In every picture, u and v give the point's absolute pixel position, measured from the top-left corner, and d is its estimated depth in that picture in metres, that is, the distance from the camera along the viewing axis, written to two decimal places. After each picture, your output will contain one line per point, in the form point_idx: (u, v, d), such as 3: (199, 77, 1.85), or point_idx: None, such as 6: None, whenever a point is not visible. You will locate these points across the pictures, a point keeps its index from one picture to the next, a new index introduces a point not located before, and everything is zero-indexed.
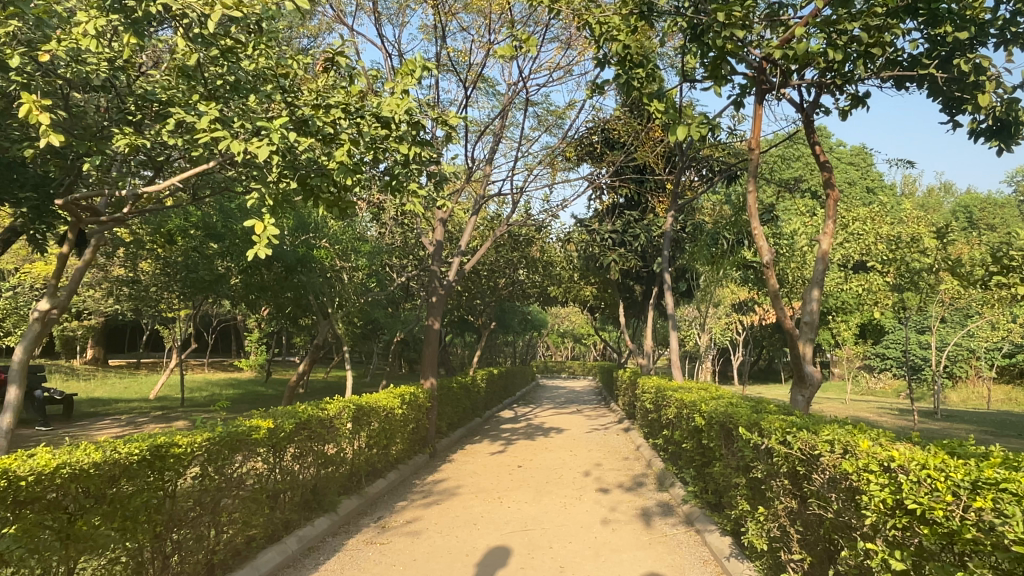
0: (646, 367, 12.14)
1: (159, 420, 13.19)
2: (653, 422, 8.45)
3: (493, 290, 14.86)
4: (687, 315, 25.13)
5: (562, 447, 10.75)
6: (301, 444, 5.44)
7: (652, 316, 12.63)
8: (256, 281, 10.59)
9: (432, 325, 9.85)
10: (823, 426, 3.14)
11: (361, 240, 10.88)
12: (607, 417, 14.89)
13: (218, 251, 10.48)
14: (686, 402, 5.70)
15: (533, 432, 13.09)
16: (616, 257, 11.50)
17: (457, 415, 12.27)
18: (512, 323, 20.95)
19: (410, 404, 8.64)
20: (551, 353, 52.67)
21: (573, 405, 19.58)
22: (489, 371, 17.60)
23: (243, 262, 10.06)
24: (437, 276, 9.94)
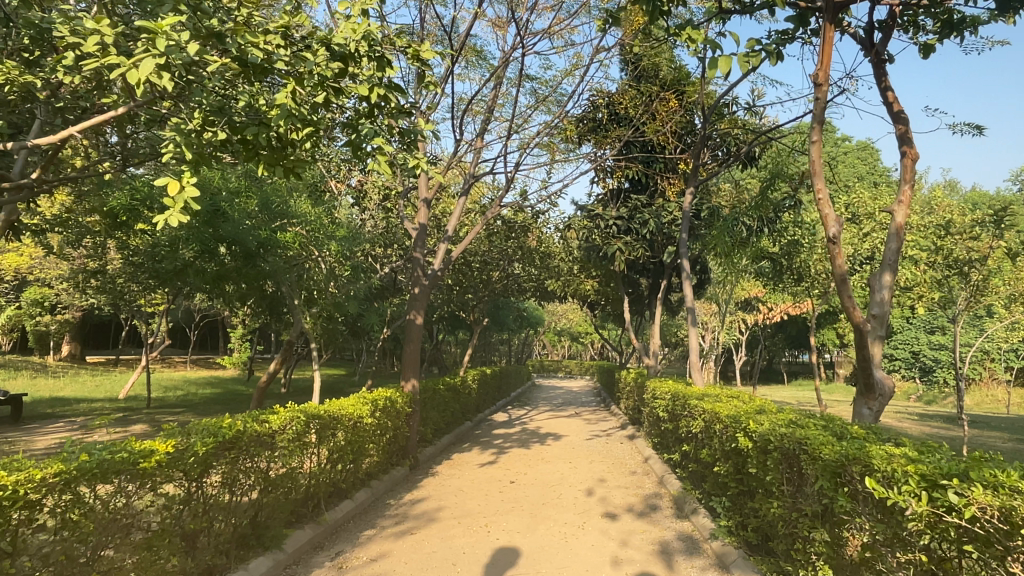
0: (654, 367, 11.01)
1: (116, 424, 11.99)
2: (667, 434, 7.31)
3: (486, 283, 13.71)
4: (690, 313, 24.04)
5: (561, 457, 9.61)
6: (229, 466, 4.26)
7: (661, 312, 11.49)
8: (218, 268, 9.44)
9: (414, 319, 8.67)
10: (1003, 484, 2.12)
11: (336, 224, 9.72)
12: (608, 421, 13.74)
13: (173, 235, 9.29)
14: (719, 417, 4.52)
15: (528, 438, 11.93)
16: (621, 245, 10.38)
17: (443, 420, 11.10)
18: (506, 319, 19.82)
19: (385, 409, 7.49)
20: (548, 352, 51.67)
21: (572, 407, 18.46)
22: (482, 371, 16.45)
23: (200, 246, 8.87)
24: (420, 265, 8.75)
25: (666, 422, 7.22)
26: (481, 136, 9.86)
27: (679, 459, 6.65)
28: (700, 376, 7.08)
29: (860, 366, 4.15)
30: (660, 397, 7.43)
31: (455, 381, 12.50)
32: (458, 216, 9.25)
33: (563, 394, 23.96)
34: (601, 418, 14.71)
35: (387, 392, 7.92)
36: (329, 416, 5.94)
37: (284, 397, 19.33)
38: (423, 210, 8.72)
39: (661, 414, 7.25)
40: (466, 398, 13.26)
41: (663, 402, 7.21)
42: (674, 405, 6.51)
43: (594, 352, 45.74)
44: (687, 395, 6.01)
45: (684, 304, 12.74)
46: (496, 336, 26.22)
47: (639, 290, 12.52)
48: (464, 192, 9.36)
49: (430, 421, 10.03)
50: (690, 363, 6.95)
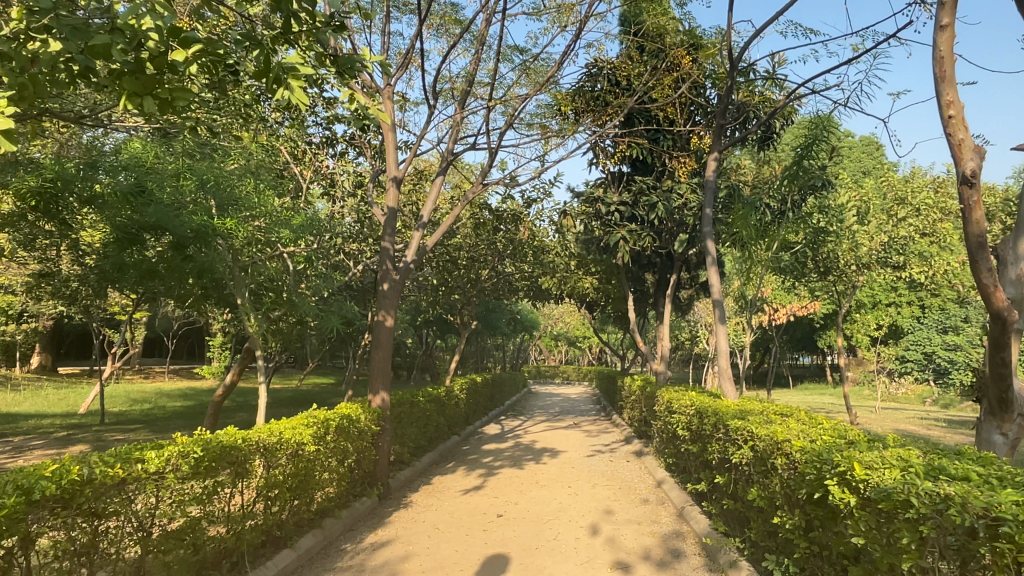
0: (663, 374, 9.67)
1: (55, 445, 10.57)
2: (688, 457, 5.96)
3: (474, 283, 12.37)
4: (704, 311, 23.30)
5: (558, 480, 8.25)
6: (76, 528, 2.95)
7: (670, 309, 10.13)
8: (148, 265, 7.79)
9: (383, 321, 7.31)
10: None
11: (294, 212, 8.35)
12: (611, 434, 12.37)
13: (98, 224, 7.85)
14: (784, 446, 3.18)
15: (521, 455, 10.59)
16: (626, 232, 9.00)
17: (424, 436, 9.74)
18: (499, 323, 18.47)
19: (342, 429, 6.14)
20: (544, 357, 50.41)
21: (570, 416, 17.14)
22: (472, 379, 15.08)
23: (121, 233, 7.26)
24: (390, 256, 7.36)
25: (686, 442, 5.89)
26: (461, 113, 8.55)
27: (706, 490, 5.31)
28: (730, 388, 5.70)
29: (995, 375, 2.96)
30: (677, 410, 6.09)
31: (439, 391, 11.12)
32: (436, 196, 7.84)
33: (560, 402, 22.56)
34: (602, 429, 13.36)
35: (344, 409, 6.57)
36: (259, 443, 4.62)
37: (261, 409, 17.94)
38: (392, 190, 7.34)
39: (680, 433, 5.90)
40: (452, 409, 11.88)
41: (683, 420, 5.85)
42: (700, 424, 5.15)
43: (592, 356, 44.34)
44: (719, 411, 4.67)
45: (694, 302, 11.41)
46: (491, 341, 24.90)
47: (644, 286, 11.18)
48: (441, 172, 7.99)
49: (407, 438, 8.67)
50: (717, 369, 5.57)
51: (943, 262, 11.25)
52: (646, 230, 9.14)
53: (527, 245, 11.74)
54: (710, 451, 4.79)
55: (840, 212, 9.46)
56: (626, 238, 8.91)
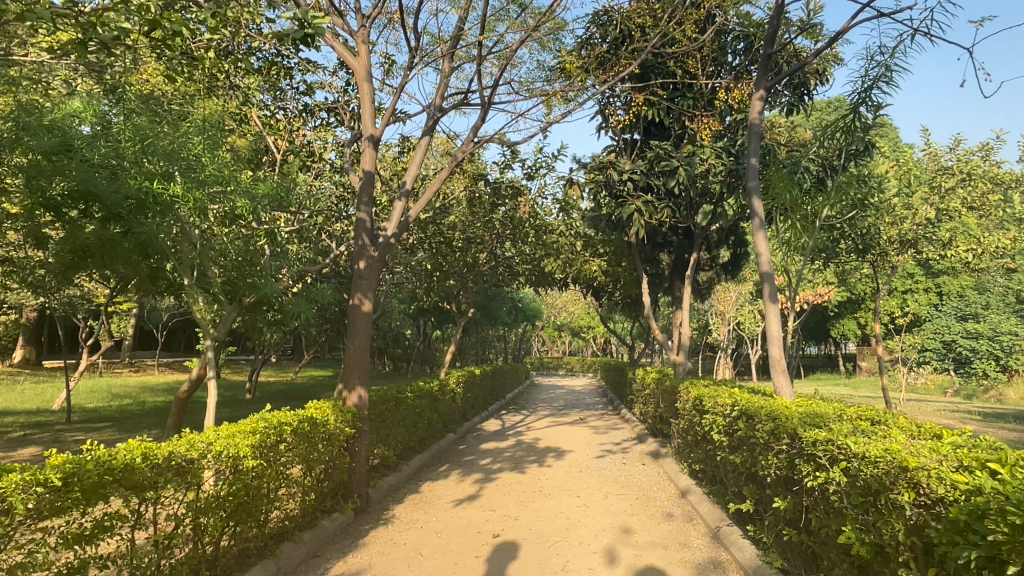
0: (682, 365, 8.58)
1: (6, 447, 9.51)
2: (726, 468, 4.89)
3: (470, 266, 11.30)
4: (726, 298, 22.65)
5: (564, 487, 7.18)
6: None
7: (690, 291, 8.99)
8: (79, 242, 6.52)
9: (360, 305, 6.22)
10: None
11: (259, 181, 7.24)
12: (621, 432, 11.31)
13: (16, 197, 6.62)
14: (929, 484, 2.09)
15: (524, 456, 9.53)
16: (642, 203, 7.82)
17: (413, 436, 8.67)
18: (500, 312, 17.42)
19: (304, 437, 5.06)
20: (547, 348, 49.42)
21: (575, 410, 16.08)
22: (471, 371, 14.01)
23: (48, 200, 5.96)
24: (367, 229, 6.25)
25: (724, 448, 4.82)
26: (449, 69, 7.39)
27: (752, 510, 4.23)
28: (783, 383, 4.64)
29: None
30: (710, 411, 5.00)
31: (432, 385, 10.07)
32: (421, 156, 6.63)
33: (565, 394, 21.54)
34: (611, 426, 12.30)
35: (309, 411, 5.51)
36: (176, 464, 3.54)
37: (247, 404, 16.93)
38: (368, 151, 6.21)
39: (715, 439, 4.81)
40: (446, 404, 10.83)
41: (720, 424, 4.75)
42: (748, 431, 4.04)
43: (597, 346, 43.29)
44: (779, 418, 3.57)
45: (713, 286, 10.32)
46: (491, 331, 23.82)
47: (658, 268, 10.09)
48: (426, 129, 6.77)
49: (391, 439, 7.60)
50: (770, 360, 4.50)
51: (991, 240, 10.13)
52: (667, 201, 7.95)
53: (529, 224, 10.61)
54: (765, 466, 3.71)
55: (886, 180, 8.33)
56: (642, 210, 7.73)
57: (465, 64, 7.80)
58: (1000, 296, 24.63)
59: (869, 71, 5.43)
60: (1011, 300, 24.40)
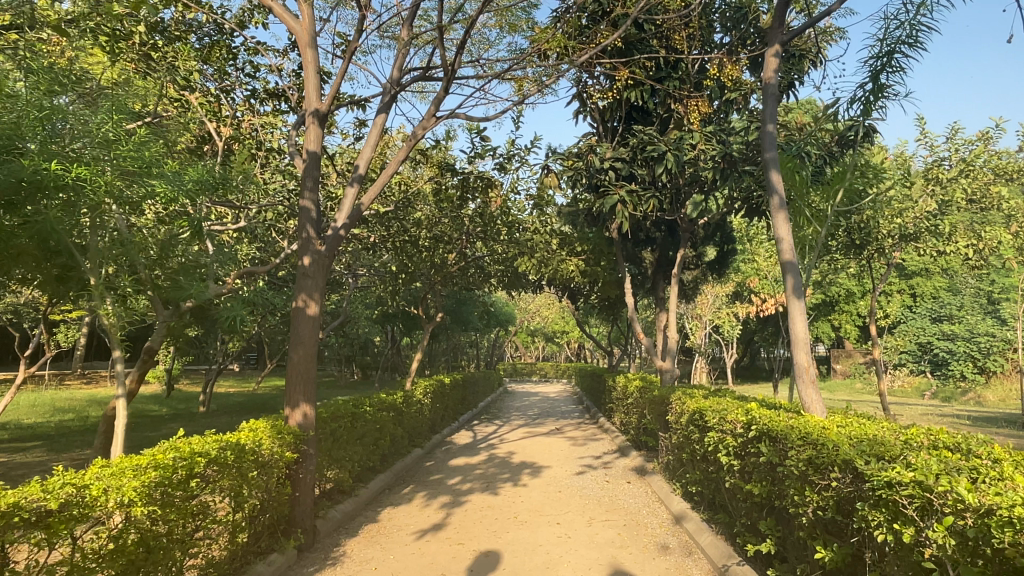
0: (670, 372, 7.81)
1: None
2: (736, 497, 4.11)
3: (436, 267, 10.43)
4: (704, 301, 22.12)
5: (542, 512, 6.35)
6: None
7: (676, 291, 8.22)
8: None
9: (305, 308, 5.35)
10: None
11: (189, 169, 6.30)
12: (601, 444, 10.52)
13: None
14: None
15: (497, 474, 8.69)
16: (627, 192, 6.97)
17: (373, 454, 7.78)
18: (470, 317, 16.58)
19: (227, 469, 4.14)
20: (520, 354, 48.65)
21: (551, 419, 15.30)
22: (440, 380, 13.13)
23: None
24: (313, 219, 5.37)
25: (735, 473, 4.04)
26: (408, 42, 6.54)
27: (775, 550, 3.45)
28: (812, 397, 4.13)
29: None
30: (716, 428, 4.23)
31: (395, 397, 9.17)
32: (376, 136, 5.72)
33: (539, 402, 20.75)
34: (590, 437, 11.50)
35: (237, 436, 4.57)
36: (19, 519, 2.63)
37: (201, 418, 15.81)
38: (313, 129, 5.36)
39: (724, 463, 4.03)
40: (412, 417, 9.94)
41: (731, 446, 3.98)
42: (776, 456, 3.24)
43: (571, 351, 42.68)
44: (828, 443, 2.76)
45: (699, 286, 9.60)
46: (463, 337, 22.97)
47: (640, 267, 9.34)
48: (382, 106, 5.87)
49: (346, 460, 6.71)
50: (799, 366, 4.06)
51: (988, 236, 9.59)
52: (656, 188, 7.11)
53: (500, 220, 9.77)
54: (804, 500, 2.93)
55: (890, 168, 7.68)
56: (627, 199, 6.87)
57: (425, 37, 6.92)
58: (973, 297, 24.53)
59: (889, 31, 4.75)
60: (984, 301, 24.29)
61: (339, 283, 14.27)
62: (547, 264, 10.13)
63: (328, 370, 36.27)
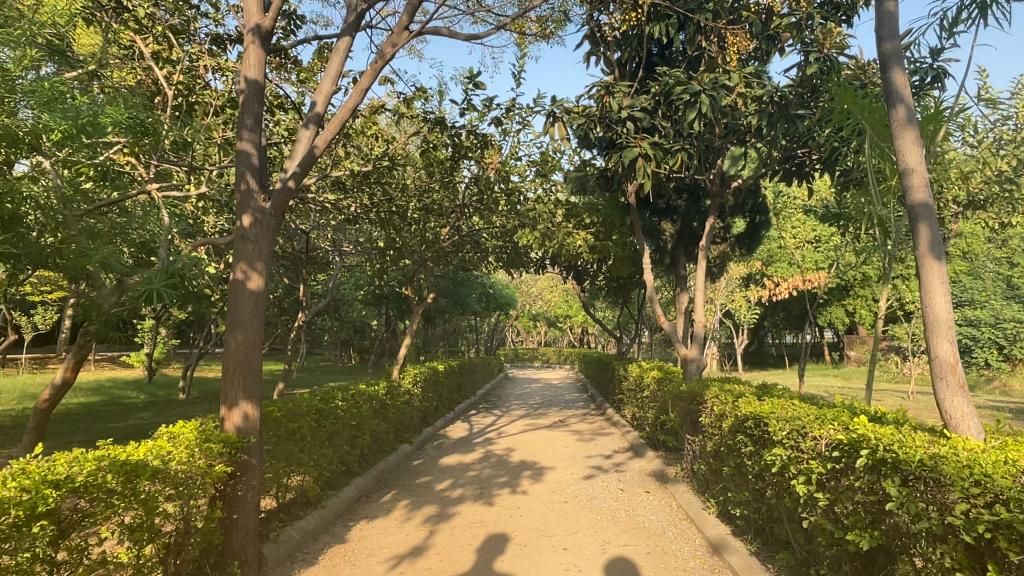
0: (698, 362, 6.47)
1: None
2: (817, 541, 2.96)
3: (426, 242, 9.25)
4: (715, 285, 21.03)
5: (543, 533, 5.19)
6: None
7: (705, 268, 6.92)
8: None
9: (247, 282, 4.20)
10: None
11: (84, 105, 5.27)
12: (611, 440, 9.39)
13: None
14: None
15: (493, 477, 7.55)
16: (650, 142, 5.69)
17: (347, 454, 6.64)
18: (468, 300, 15.46)
19: (116, 498, 3.03)
20: (521, 340, 47.76)
21: (554, 409, 14.20)
22: (433, 367, 12.01)
23: None
24: (256, 168, 4.22)
25: (818, 508, 2.91)
26: None
27: None
28: (963, 407, 3.15)
29: None
30: (787, 444, 3.10)
31: (378, 388, 8.02)
32: (340, 66, 4.54)
33: (542, 389, 19.70)
34: (598, 431, 10.38)
35: (138, 449, 3.45)
36: None
37: (178, 406, 14.74)
38: (253, 49, 4.23)
39: (801, 495, 2.90)
40: (398, 410, 8.80)
41: (813, 473, 2.84)
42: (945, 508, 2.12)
43: (573, 336, 41.70)
44: None
45: (725, 264, 8.41)
46: (460, 320, 21.90)
47: (658, 242, 8.14)
48: (348, 29, 4.70)
49: (310, 468, 5.57)
50: (944, 369, 3.11)
51: None
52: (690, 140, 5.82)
53: (498, 188, 8.59)
54: None
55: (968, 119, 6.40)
56: (651, 151, 5.58)
57: None
58: (994, 281, 23.42)
59: None
60: (1006, 284, 23.17)
61: (326, 262, 13.15)
62: (551, 238, 8.45)
63: (325, 355, 35.28)
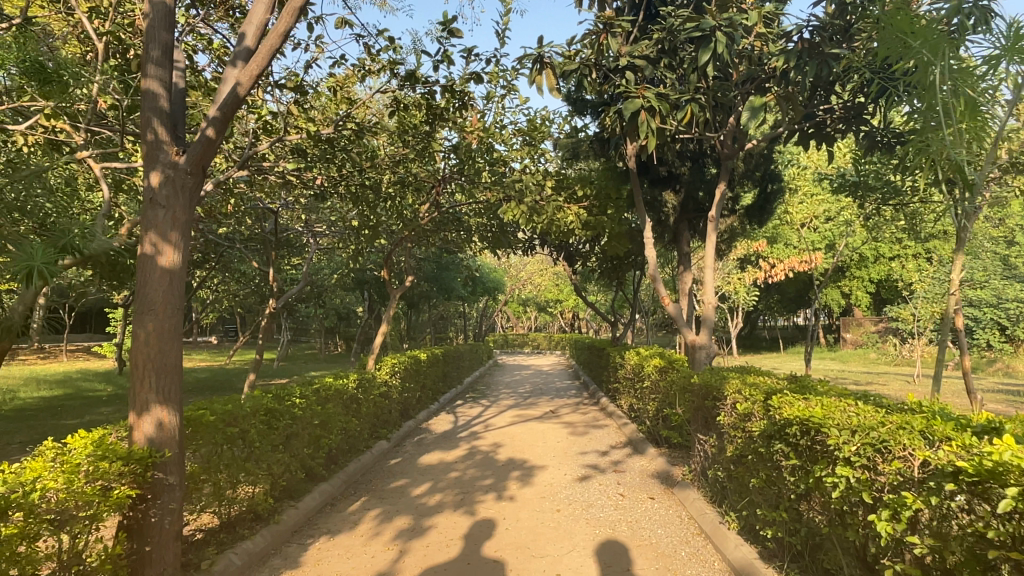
0: (706, 348, 5.67)
1: None
2: None
3: (403, 220, 8.40)
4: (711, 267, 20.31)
5: (533, 553, 4.38)
6: None
7: (715, 241, 6.07)
8: None
9: (158, 257, 3.35)
10: None
11: None
12: (606, 433, 8.63)
13: None
14: None
15: (477, 478, 6.76)
16: (656, 92, 4.80)
17: (309, 458, 5.83)
18: (454, 285, 14.65)
19: None
20: (511, 325, 47.02)
21: (545, 398, 13.45)
22: (416, 355, 11.21)
23: None
24: (165, 114, 3.37)
25: (908, 552, 2.19)
26: None
27: None
28: None
29: None
30: (857, 463, 2.36)
31: (348, 382, 7.19)
32: None
33: (532, 376, 18.98)
34: (592, 423, 9.62)
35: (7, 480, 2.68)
36: None
37: None
38: None
39: (885, 536, 2.16)
40: (373, 404, 7.98)
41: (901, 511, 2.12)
42: None
43: (563, 321, 40.99)
44: None
45: (732, 240, 7.62)
46: (447, 306, 21.08)
47: (659, 215, 7.32)
48: None
49: (260, 478, 4.75)
50: None
51: None
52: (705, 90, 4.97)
53: (482, 158, 7.76)
54: None
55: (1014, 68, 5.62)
56: (659, 102, 4.67)
57: None
58: (994, 260, 22.85)
59: None
60: (1006, 263, 22.59)
61: (301, 245, 12.29)
62: (540, 213, 7.44)
63: (311, 343, 34.43)
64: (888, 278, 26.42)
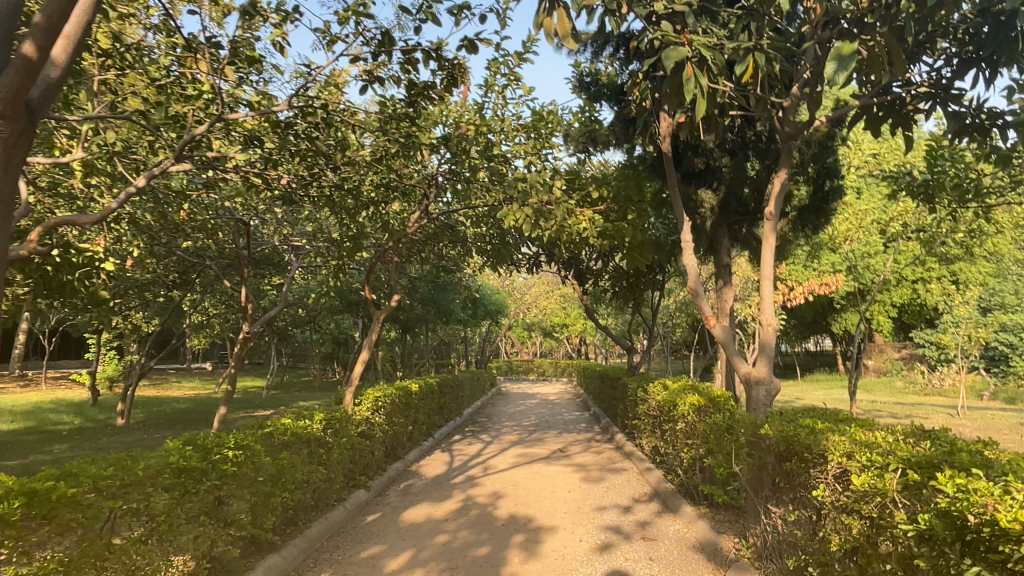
0: (770, 384, 4.32)
1: None
2: None
3: (386, 229, 7.15)
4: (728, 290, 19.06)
5: None
6: None
7: (775, 248, 4.57)
8: None
9: None
10: None
11: None
12: (626, 480, 7.27)
13: None
14: None
15: (471, 543, 5.42)
16: (706, 39, 3.54)
17: (252, 523, 4.52)
18: (452, 307, 13.39)
19: None
20: (515, 351, 45.62)
21: (553, 432, 12.10)
22: (407, 385, 9.91)
23: None
24: None
25: None
26: None
27: None
28: None
29: None
30: None
31: (312, 423, 5.87)
32: None
33: (538, 407, 17.61)
34: (608, 466, 8.26)
35: None
36: None
37: (111, 434, 12.51)
38: None
39: None
40: (349, 447, 6.65)
41: None
42: None
43: (569, 347, 39.59)
44: None
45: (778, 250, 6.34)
46: (447, 330, 19.81)
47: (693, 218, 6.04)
48: None
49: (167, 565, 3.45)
50: None
51: None
52: (771, 39, 3.74)
53: (479, 154, 6.56)
54: None
55: None
56: (713, 52, 3.41)
57: None
58: None
59: None
60: None
61: (281, 262, 11.06)
62: (548, 218, 6.15)
63: (308, 370, 33.10)
64: (911, 301, 25.06)
